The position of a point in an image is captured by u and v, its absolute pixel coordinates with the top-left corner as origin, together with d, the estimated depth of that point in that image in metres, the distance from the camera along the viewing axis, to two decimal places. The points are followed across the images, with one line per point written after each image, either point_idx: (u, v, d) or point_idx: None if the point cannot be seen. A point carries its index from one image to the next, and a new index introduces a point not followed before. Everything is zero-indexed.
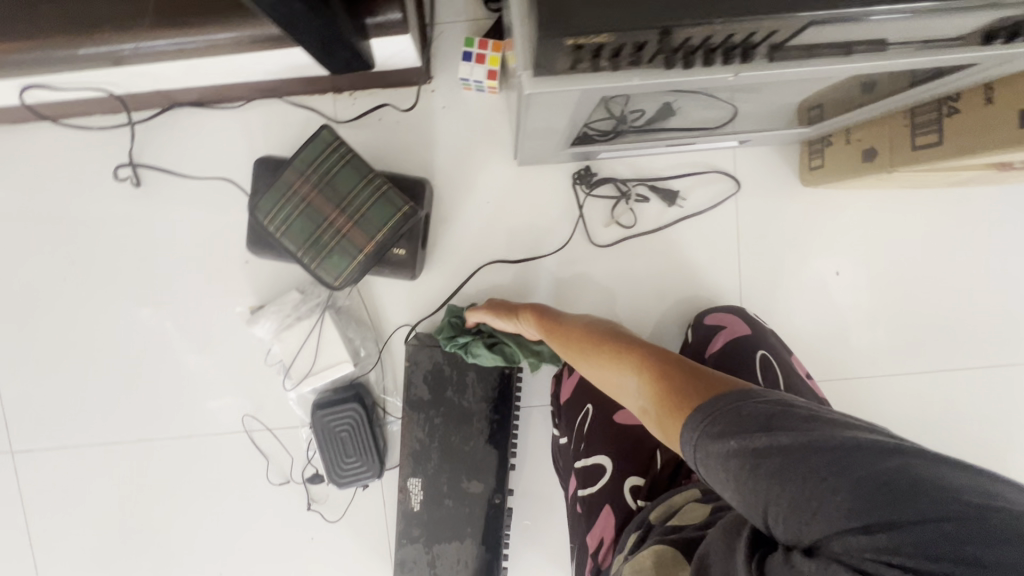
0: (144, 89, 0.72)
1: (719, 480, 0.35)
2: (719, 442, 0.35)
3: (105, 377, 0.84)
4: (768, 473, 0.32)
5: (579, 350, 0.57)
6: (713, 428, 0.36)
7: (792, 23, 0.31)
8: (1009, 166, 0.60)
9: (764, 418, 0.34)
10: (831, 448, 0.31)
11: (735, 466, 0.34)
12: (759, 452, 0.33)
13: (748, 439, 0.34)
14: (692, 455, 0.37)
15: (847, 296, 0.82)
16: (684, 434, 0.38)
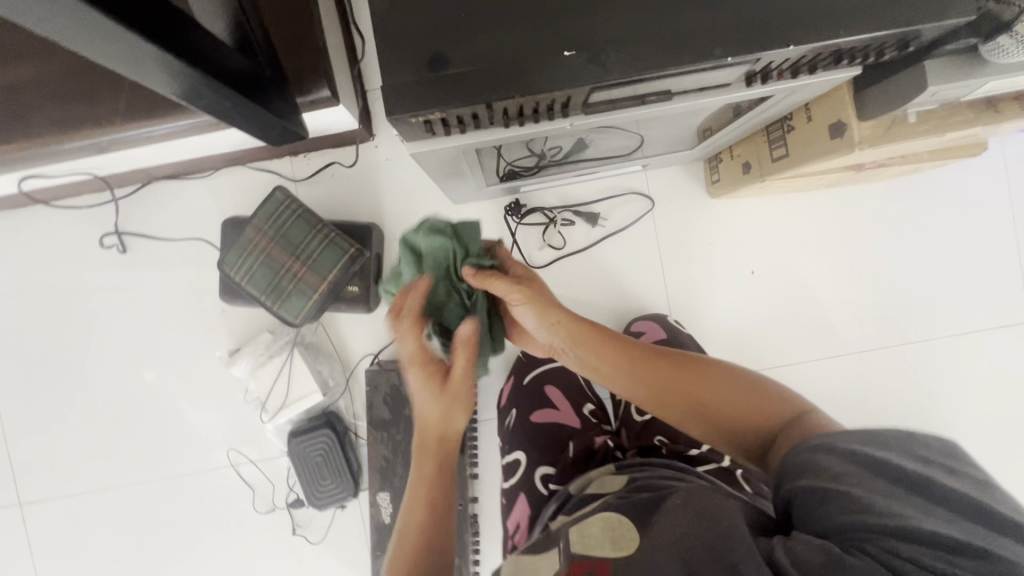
0: (125, 170, 0.84)
1: (811, 469, 0.43)
2: (835, 451, 0.43)
3: (103, 427, 0.93)
4: (810, 484, 0.42)
5: (673, 374, 0.59)
6: (838, 446, 0.44)
7: (579, 90, 0.39)
8: (862, 167, 0.70)
9: (820, 445, 0.45)
10: (868, 460, 0.41)
11: (790, 485, 0.44)
12: (807, 470, 0.43)
13: (806, 463, 0.44)
14: (810, 451, 0.44)
15: (765, 291, 0.91)
16: (814, 445, 0.45)
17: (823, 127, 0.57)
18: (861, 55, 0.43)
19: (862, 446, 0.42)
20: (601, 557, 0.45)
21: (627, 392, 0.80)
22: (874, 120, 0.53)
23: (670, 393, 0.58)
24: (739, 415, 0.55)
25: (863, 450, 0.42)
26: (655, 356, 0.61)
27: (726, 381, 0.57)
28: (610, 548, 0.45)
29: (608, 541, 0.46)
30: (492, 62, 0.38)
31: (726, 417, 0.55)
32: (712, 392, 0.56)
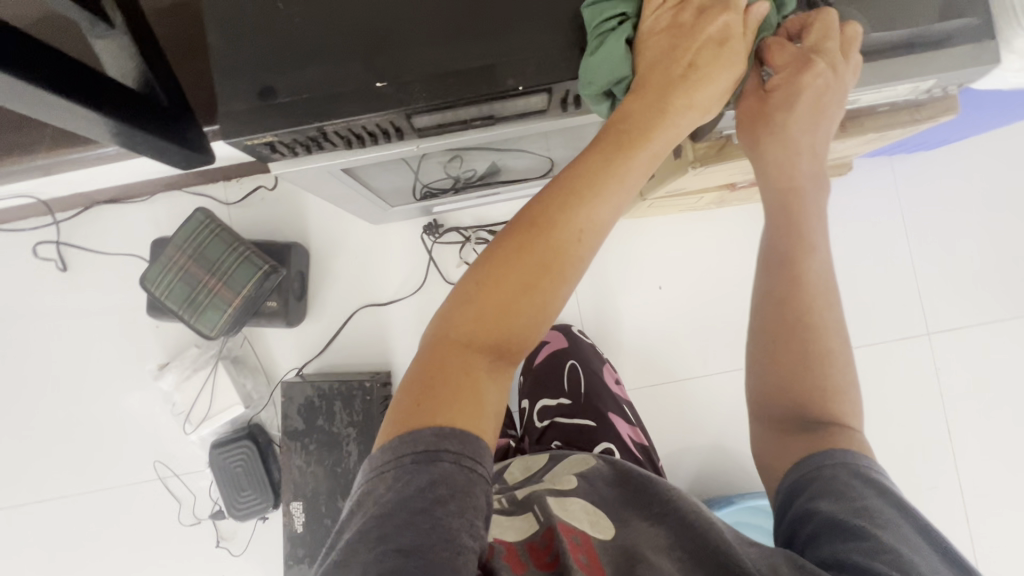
0: (63, 194, 0.90)
1: (835, 487, 0.38)
2: (866, 479, 0.38)
3: (36, 441, 0.96)
4: (835, 516, 0.36)
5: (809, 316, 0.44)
6: (875, 480, 0.38)
7: (399, 114, 0.45)
8: (735, 187, 0.75)
9: (861, 470, 0.39)
10: (896, 501, 0.37)
11: (808, 505, 0.38)
12: (836, 494, 0.38)
13: (836, 485, 0.38)
14: (843, 465, 0.39)
15: (670, 306, 0.96)
16: (854, 466, 0.39)
17: (669, 149, 0.64)
18: None
19: (894, 487, 0.38)
20: (583, 531, 0.47)
21: (531, 401, 0.85)
22: (705, 142, 0.58)
23: (775, 310, 0.45)
24: (813, 378, 0.43)
25: (896, 492, 0.38)
26: (820, 267, 0.45)
27: (826, 338, 0.44)
28: (591, 528, 0.47)
29: (587, 520, 0.48)
30: (315, 91, 0.44)
31: (799, 370, 0.43)
32: (811, 338, 0.44)
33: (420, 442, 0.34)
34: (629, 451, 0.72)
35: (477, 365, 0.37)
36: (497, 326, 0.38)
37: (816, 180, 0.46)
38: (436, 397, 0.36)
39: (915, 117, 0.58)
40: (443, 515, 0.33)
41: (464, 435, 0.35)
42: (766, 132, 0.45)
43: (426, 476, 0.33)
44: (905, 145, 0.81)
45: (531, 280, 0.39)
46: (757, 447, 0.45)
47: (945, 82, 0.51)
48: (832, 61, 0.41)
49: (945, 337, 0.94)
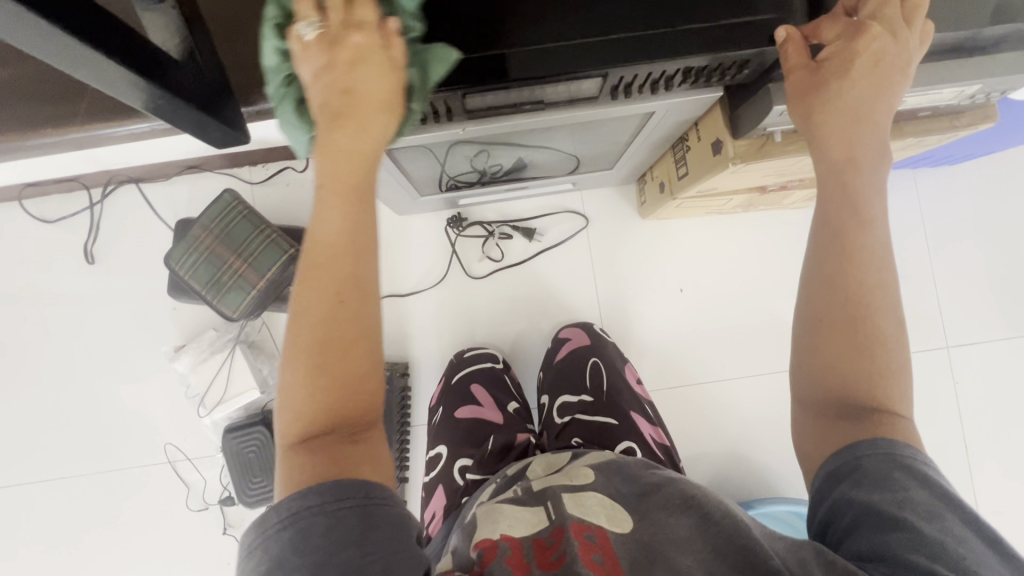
0: (90, 171, 0.90)
1: (873, 476, 0.39)
2: (903, 468, 0.39)
3: (46, 420, 0.95)
4: (877, 507, 0.38)
5: (867, 304, 0.43)
6: (912, 468, 0.39)
7: (452, 93, 0.45)
8: (766, 189, 0.75)
9: (903, 459, 0.40)
10: (939, 491, 0.38)
11: (848, 493, 0.40)
12: (876, 483, 0.39)
13: (877, 475, 0.39)
14: (881, 453, 0.40)
15: (691, 309, 0.96)
16: (891, 455, 0.40)
17: (708, 145, 0.64)
18: (712, 74, 0.49)
19: (935, 475, 0.40)
20: (599, 526, 0.46)
21: (551, 397, 0.84)
22: (746, 138, 0.58)
23: (829, 293, 0.43)
24: (864, 363, 0.42)
25: (938, 481, 0.39)
26: (876, 245, 0.43)
27: (881, 321, 0.43)
28: (607, 522, 0.46)
29: (603, 514, 0.47)
30: None
31: (851, 356, 0.42)
32: (864, 322, 0.43)
33: (281, 511, 0.33)
34: (651, 450, 0.71)
35: (332, 435, 0.36)
36: (322, 399, 0.36)
37: (878, 153, 0.44)
38: (307, 476, 0.34)
39: (953, 124, 0.58)
40: (336, 553, 0.32)
41: (334, 484, 0.34)
42: (820, 100, 0.43)
43: (298, 539, 0.32)
44: (933, 158, 0.82)
45: (341, 336, 0.36)
46: (804, 438, 0.45)
47: (990, 88, 0.52)
48: (891, 27, 0.41)
49: (965, 351, 0.94)
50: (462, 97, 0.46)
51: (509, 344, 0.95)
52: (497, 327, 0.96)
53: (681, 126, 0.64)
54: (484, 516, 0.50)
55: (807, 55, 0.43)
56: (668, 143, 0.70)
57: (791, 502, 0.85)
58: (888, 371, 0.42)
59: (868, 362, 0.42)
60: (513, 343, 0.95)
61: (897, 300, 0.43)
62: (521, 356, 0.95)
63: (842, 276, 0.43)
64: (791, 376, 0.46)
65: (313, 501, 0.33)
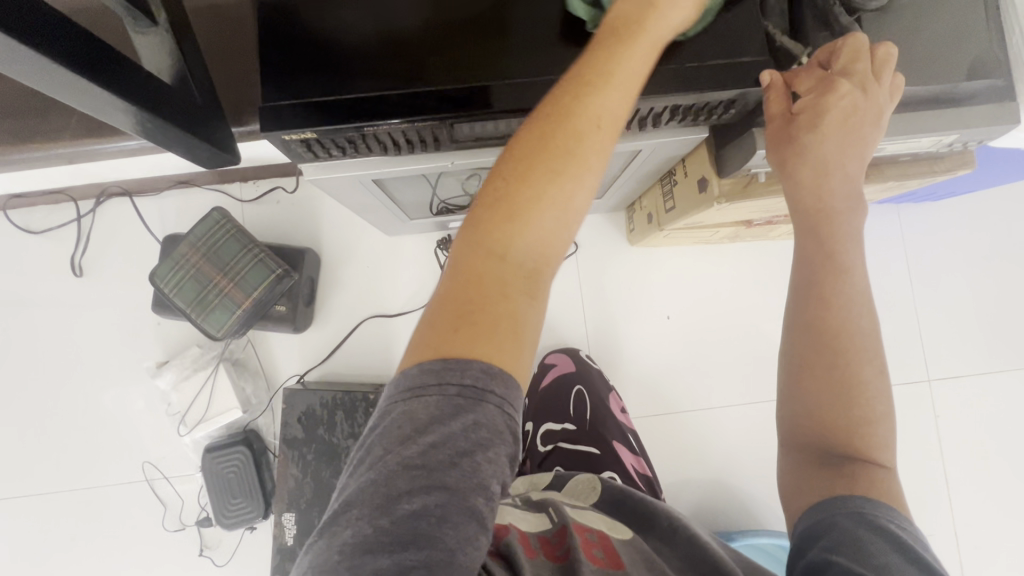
0: (77, 183, 0.89)
1: (849, 537, 0.37)
2: (883, 535, 0.37)
3: (21, 435, 0.93)
4: (853, 570, 0.35)
5: (846, 348, 0.43)
6: (895, 537, 0.37)
7: (439, 121, 0.46)
8: (752, 224, 0.77)
9: (877, 521, 0.38)
10: (921, 561, 0.35)
11: (824, 555, 0.37)
12: (854, 545, 0.36)
13: (851, 536, 0.37)
14: (859, 515, 0.38)
15: (677, 335, 0.96)
16: (869, 519, 0.38)
17: (694, 181, 0.65)
18: (697, 112, 0.50)
19: (916, 544, 0.37)
20: (600, 531, 0.48)
21: (535, 423, 0.84)
22: (730, 178, 0.59)
23: (808, 337, 0.44)
24: (844, 409, 0.42)
25: (918, 549, 0.36)
26: (855, 293, 0.44)
27: (859, 368, 0.43)
28: (609, 530, 0.49)
29: (604, 524, 0.50)
30: (359, 94, 0.45)
31: (831, 400, 0.43)
32: (845, 365, 0.43)
33: (469, 374, 0.32)
34: (632, 479, 0.71)
35: (513, 284, 0.34)
36: (499, 247, 0.34)
37: (853, 203, 0.45)
38: (476, 323, 0.33)
39: (932, 169, 0.60)
40: (487, 458, 0.31)
41: (508, 378, 0.33)
42: (793, 151, 0.45)
43: (472, 417, 0.31)
44: (915, 195, 0.83)
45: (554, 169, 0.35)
46: (786, 479, 0.44)
47: (967, 138, 0.53)
48: (862, 82, 0.42)
49: (946, 384, 0.95)
50: (450, 125, 0.47)
51: None
52: None
53: (667, 162, 0.65)
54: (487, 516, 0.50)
55: (787, 102, 0.44)
56: (656, 177, 0.71)
57: (773, 534, 0.85)
58: (868, 416, 0.42)
59: (848, 408, 0.42)
60: None
61: (878, 342, 0.44)
62: None
63: (821, 316, 0.44)
64: (777, 417, 0.47)
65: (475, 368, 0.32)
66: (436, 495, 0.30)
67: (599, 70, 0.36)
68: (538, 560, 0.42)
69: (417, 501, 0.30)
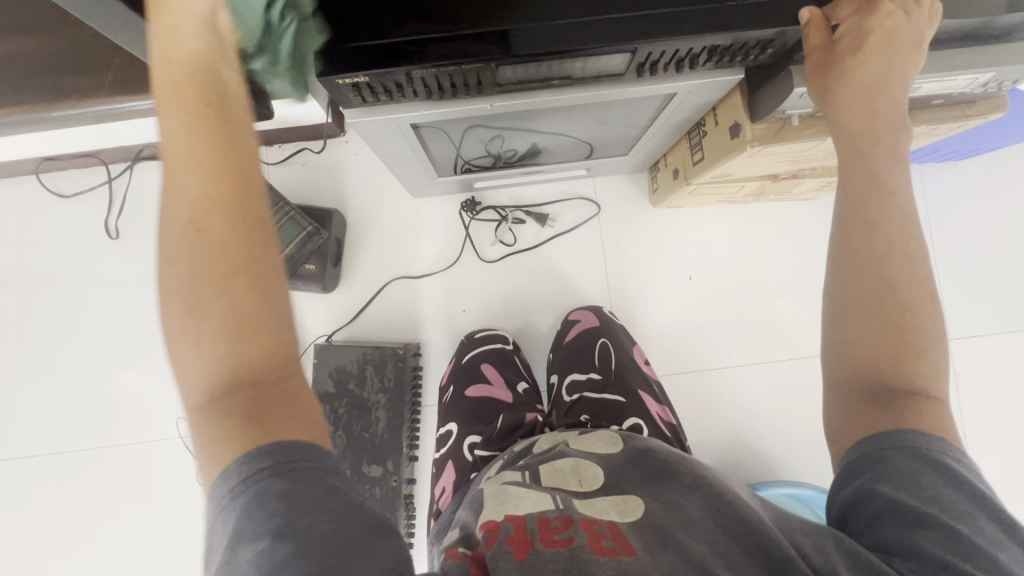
0: (109, 146, 0.91)
1: (898, 468, 0.40)
2: (927, 461, 0.40)
3: (58, 392, 0.95)
4: (900, 501, 0.38)
5: (891, 275, 0.44)
6: (936, 462, 0.40)
7: (486, 64, 0.47)
8: (779, 177, 0.77)
9: (930, 453, 0.40)
10: (969, 490, 0.39)
11: (870, 485, 0.40)
12: (900, 476, 0.39)
13: (900, 467, 0.40)
14: (902, 448, 0.40)
15: (699, 296, 0.97)
16: (910, 450, 0.40)
17: (725, 129, 0.65)
18: (734, 53, 0.50)
19: (964, 472, 0.40)
20: (610, 520, 0.45)
21: (560, 376, 0.85)
22: (764, 122, 0.60)
23: (854, 262, 0.45)
24: (893, 336, 0.43)
25: (966, 477, 0.39)
26: (904, 216, 0.44)
27: (908, 295, 0.43)
28: (619, 515, 0.46)
29: (613, 510, 0.47)
30: (406, 33, 0.45)
31: (878, 326, 0.43)
32: (891, 294, 0.43)
33: (233, 477, 0.31)
34: (658, 427, 0.72)
35: (245, 388, 0.32)
36: (204, 360, 0.32)
37: (899, 125, 0.45)
38: (220, 439, 0.32)
39: (966, 113, 0.60)
40: (293, 518, 0.30)
41: (283, 444, 0.32)
42: (835, 79, 0.45)
43: (258, 498, 0.31)
44: (938, 151, 0.84)
45: (201, 259, 0.32)
46: (832, 416, 0.45)
47: (1002, 77, 0.53)
48: (904, 5, 0.43)
49: (967, 343, 0.96)
50: (492, 68, 0.48)
51: (519, 327, 0.97)
52: (509, 312, 0.97)
53: (698, 110, 0.66)
54: (492, 502, 0.50)
55: (827, 33, 0.45)
56: (684, 128, 0.72)
57: (792, 485, 0.86)
58: (913, 342, 0.43)
59: (897, 337, 0.43)
60: (523, 327, 0.97)
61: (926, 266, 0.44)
62: (530, 340, 0.97)
63: (866, 244, 0.44)
64: (821, 357, 0.47)
65: (236, 475, 0.31)
66: None
67: (192, 165, 0.32)
68: (534, 551, 0.40)
69: None
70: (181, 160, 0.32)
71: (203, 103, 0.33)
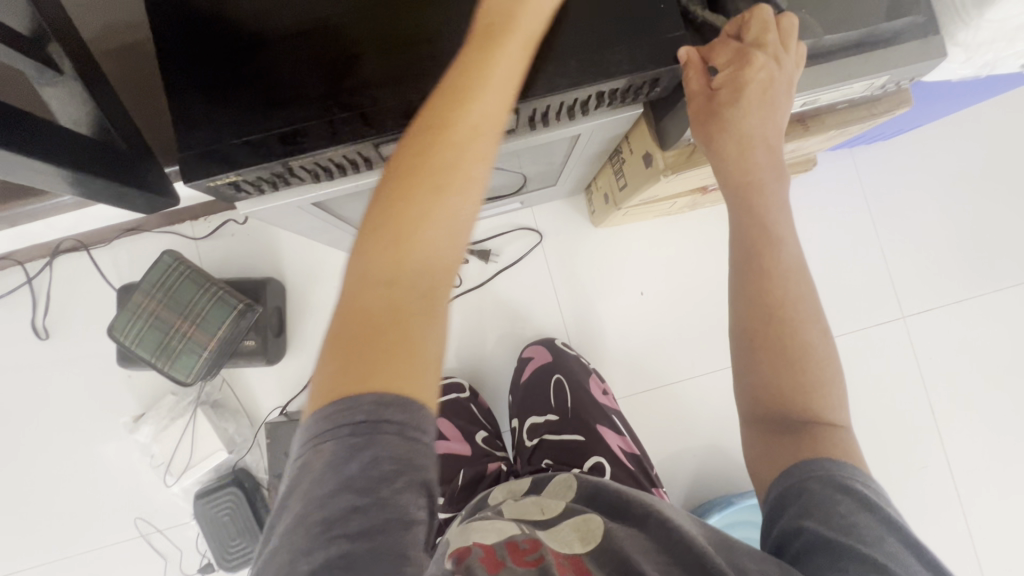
0: (21, 247, 0.86)
1: (815, 499, 0.38)
2: (840, 487, 0.38)
3: (5, 511, 0.90)
4: (821, 533, 0.37)
5: (798, 317, 0.43)
6: (850, 486, 0.38)
7: (364, 146, 0.45)
8: (707, 189, 0.76)
9: (848, 481, 0.39)
10: (885, 517, 0.37)
11: (794, 520, 0.38)
12: (820, 507, 0.38)
13: (820, 498, 0.38)
14: (819, 475, 0.39)
15: (652, 311, 0.96)
16: (823, 476, 0.39)
17: (639, 157, 0.64)
18: (624, 96, 0.49)
19: (878, 499, 0.38)
20: (572, 553, 0.45)
21: (520, 420, 0.84)
22: (673, 150, 0.59)
23: (755, 305, 0.44)
24: (800, 378, 0.42)
25: (882, 505, 0.38)
26: (795, 258, 0.44)
27: (810, 335, 0.43)
28: (580, 547, 0.45)
29: (575, 538, 0.47)
30: (275, 129, 0.43)
31: (783, 369, 0.42)
32: (793, 335, 0.43)
33: (355, 413, 0.31)
34: (620, 462, 0.72)
35: (395, 299, 0.34)
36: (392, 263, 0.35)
37: (775, 172, 0.45)
38: (358, 344, 0.33)
39: (872, 112, 0.60)
40: (387, 488, 0.30)
41: (393, 396, 0.32)
42: (716, 124, 0.44)
43: (368, 454, 0.31)
44: (866, 138, 0.83)
45: (423, 166, 0.36)
46: (749, 453, 0.44)
47: (897, 78, 0.53)
48: (775, 53, 0.42)
49: (921, 319, 0.96)
50: (369, 147, 0.45)
51: (478, 369, 0.94)
52: (465, 354, 0.95)
53: (610, 141, 0.64)
54: (456, 537, 0.48)
55: (705, 79, 0.43)
56: (604, 156, 0.71)
57: None
58: (822, 381, 0.42)
59: (807, 378, 0.42)
60: (481, 368, 0.94)
61: (819, 307, 0.44)
62: (490, 379, 0.94)
63: (767, 286, 0.43)
64: (735, 400, 0.45)
65: (366, 407, 0.31)
66: (345, 539, 0.30)
67: (474, 85, 0.37)
68: (506, 569, 0.41)
69: (323, 553, 0.29)
70: (455, 74, 0.37)
71: (486, 37, 0.38)
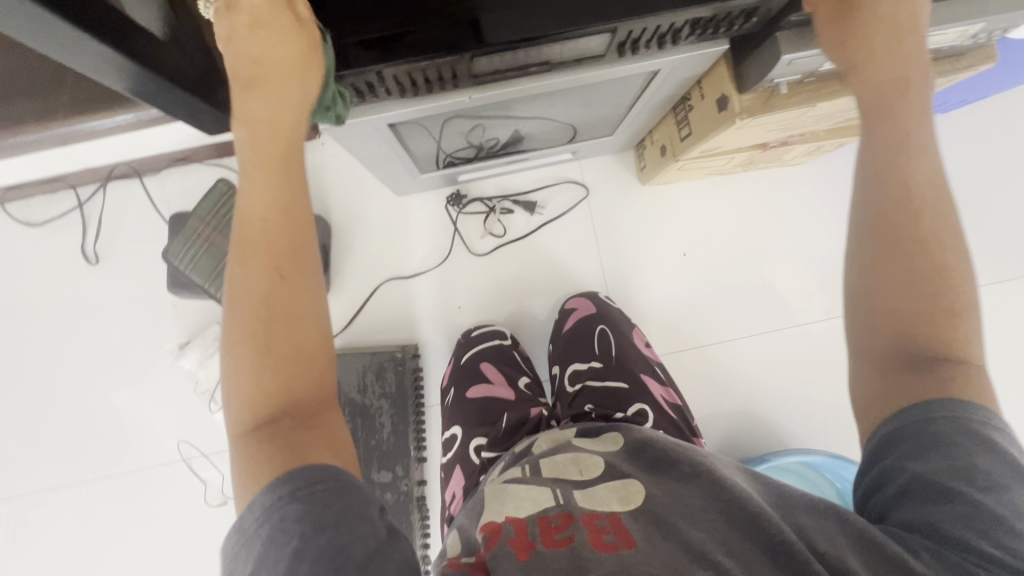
0: (76, 169, 0.87)
1: (928, 441, 0.39)
2: (965, 431, 0.39)
3: (52, 427, 0.93)
4: (926, 475, 0.38)
5: (933, 226, 0.43)
6: (978, 430, 0.39)
7: (460, 58, 0.44)
8: (767, 146, 0.75)
9: (971, 424, 0.39)
10: (1010, 461, 0.38)
11: (899, 461, 0.40)
12: (935, 448, 0.38)
13: (936, 438, 0.39)
14: (940, 416, 0.39)
15: (693, 272, 0.97)
16: (947, 416, 0.39)
17: (712, 102, 0.63)
18: (715, 26, 0.49)
19: (1002, 442, 0.39)
20: (610, 511, 0.45)
21: (562, 366, 0.85)
22: (751, 93, 0.58)
23: (881, 217, 0.44)
24: (929, 297, 0.42)
25: (1007, 450, 0.38)
26: (931, 172, 0.44)
27: (941, 254, 0.42)
28: (619, 506, 0.46)
29: (613, 498, 0.47)
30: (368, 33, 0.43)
31: (914, 286, 0.42)
32: (930, 250, 0.42)
33: (267, 505, 0.34)
34: (663, 410, 0.73)
35: (286, 413, 0.37)
36: (269, 384, 0.37)
37: (922, 76, 0.45)
38: (264, 455, 0.36)
39: (955, 66, 0.59)
40: (324, 536, 0.32)
41: (308, 474, 0.35)
42: (856, 25, 0.44)
43: (300, 510, 0.33)
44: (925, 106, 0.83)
45: (285, 290, 0.39)
46: (859, 384, 0.44)
47: (992, 27, 0.52)
48: None
49: None
50: (465, 59, 0.45)
51: (517, 319, 0.95)
52: (505, 303, 0.95)
53: (681, 86, 0.64)
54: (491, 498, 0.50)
55: None
56: (670, 103, 0.70)
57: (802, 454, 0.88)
58: (950, 305, 0.42)
59: (938, 300, 0.42)
60: (520, 318, 0.95)
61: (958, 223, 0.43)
62: (529, 329, 0.95)
63: (908, 191, 0.43)
64: (846, 322, 0.46)
65: (270, 506, 0.34)
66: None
67: (273, 226, 0.40)
68: (535, 553, 0.40)
69: None
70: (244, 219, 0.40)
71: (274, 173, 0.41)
